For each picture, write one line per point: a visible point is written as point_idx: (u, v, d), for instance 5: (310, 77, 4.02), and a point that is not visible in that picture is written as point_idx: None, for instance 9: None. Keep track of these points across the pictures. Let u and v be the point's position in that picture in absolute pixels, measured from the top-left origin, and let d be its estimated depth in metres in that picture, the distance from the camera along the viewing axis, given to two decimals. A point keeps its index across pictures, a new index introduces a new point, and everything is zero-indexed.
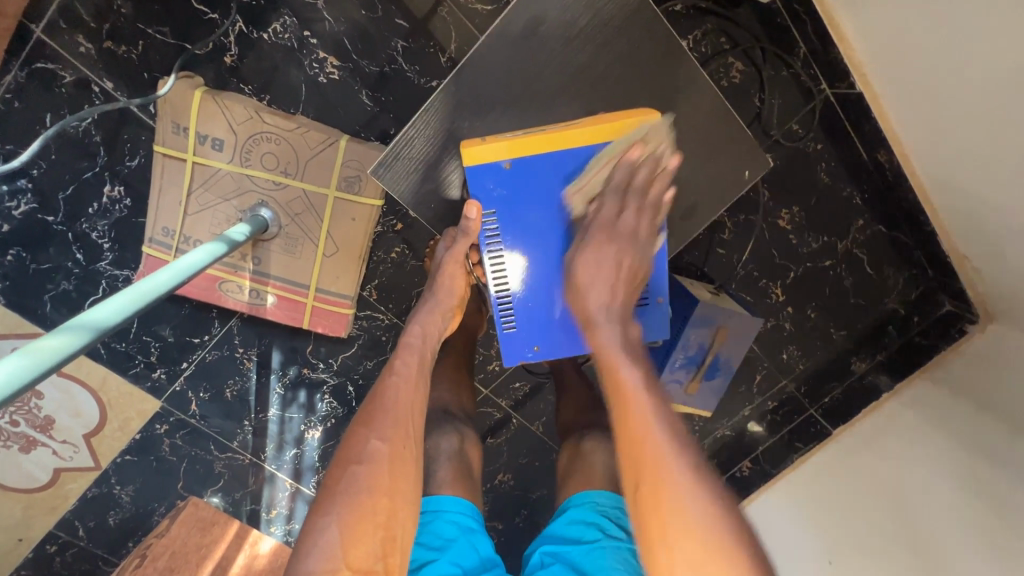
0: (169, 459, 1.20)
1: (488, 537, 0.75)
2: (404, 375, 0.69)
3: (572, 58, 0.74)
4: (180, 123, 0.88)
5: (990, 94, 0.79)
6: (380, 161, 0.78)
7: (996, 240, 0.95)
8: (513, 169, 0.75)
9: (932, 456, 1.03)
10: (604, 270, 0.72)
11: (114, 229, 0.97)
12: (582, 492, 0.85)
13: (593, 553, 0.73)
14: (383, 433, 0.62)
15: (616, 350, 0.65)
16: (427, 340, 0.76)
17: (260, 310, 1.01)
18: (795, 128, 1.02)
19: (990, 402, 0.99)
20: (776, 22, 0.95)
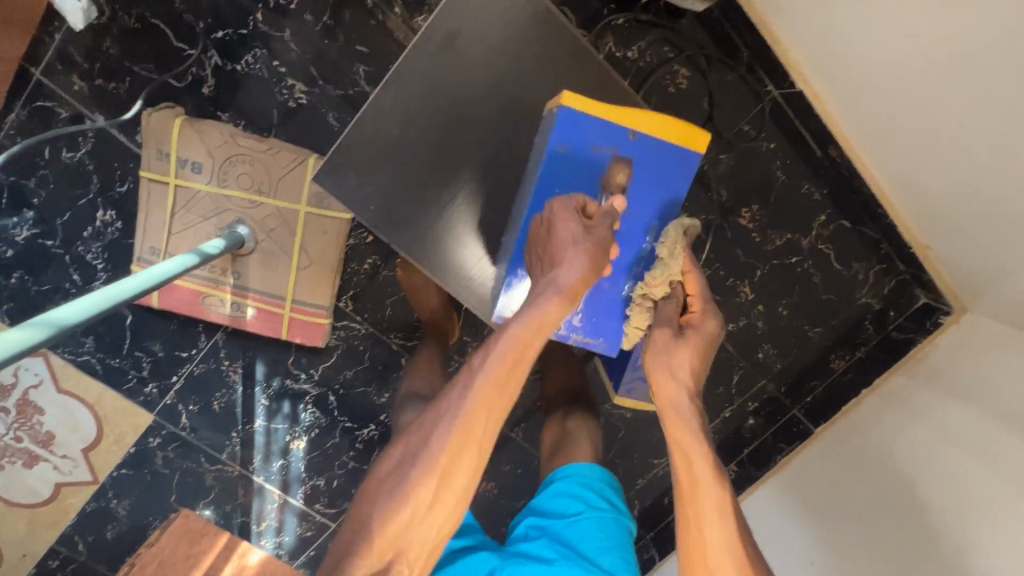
0: (162, 471, 1.24)
1: (466, 506, 0.82)
2: (491, 374, 0.58)
3: (509, 70, 0.80)
4: (163, 149, 0.96)
5: (924, 80, 0.82)
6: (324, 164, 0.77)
7: (954, 228, 0.97)
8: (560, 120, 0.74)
9: (915, 448, 1.02)
10: (690, 365, 0.71)
11: (107, 250, 1.04)
12: (573, 464, 0.83)
13: (578, 525, 0.73)
14: (438, 446, 0.56)
15: (697, 457, 0.67)
16: (535, 333, 0.61)
17: (241, 322, 1.07)
18: (746, 129, 1.05)
19: (969, 391, 0.98)
20: (718, 29, 1.00)
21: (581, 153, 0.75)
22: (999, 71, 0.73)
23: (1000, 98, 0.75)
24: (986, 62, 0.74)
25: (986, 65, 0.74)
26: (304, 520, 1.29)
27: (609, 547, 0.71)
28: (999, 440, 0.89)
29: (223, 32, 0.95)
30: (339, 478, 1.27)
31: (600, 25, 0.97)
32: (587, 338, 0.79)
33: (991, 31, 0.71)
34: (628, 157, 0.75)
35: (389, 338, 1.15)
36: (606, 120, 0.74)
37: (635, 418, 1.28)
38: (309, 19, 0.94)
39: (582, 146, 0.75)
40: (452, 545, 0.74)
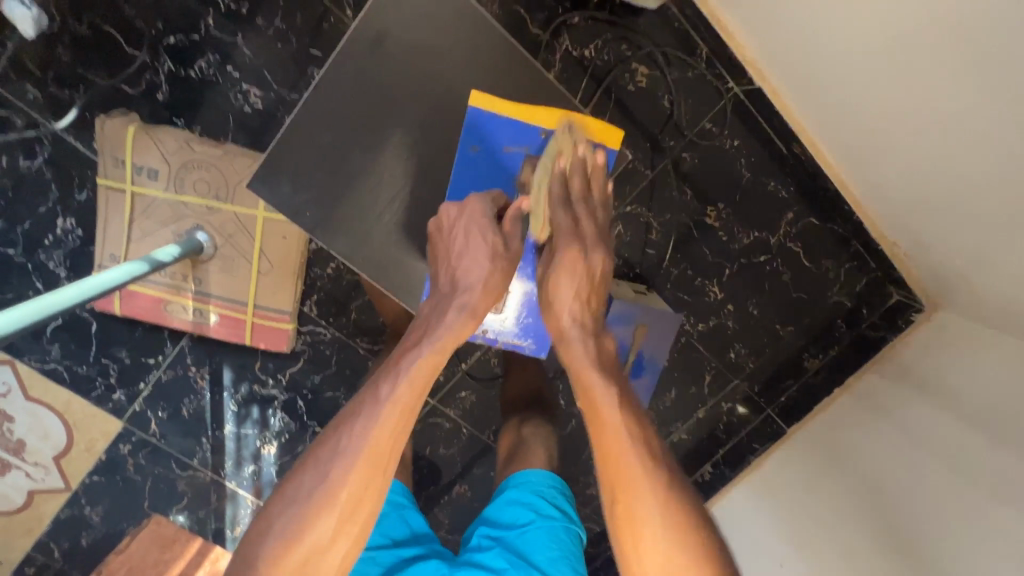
0: (134, 478, 1.24)
1: (419, 513, 0.77)
2: (398, 403, 0.59)
3: (455, 72, 0.79)
4: (119, 156, 0.96)
5: (873, 75, 0.81)
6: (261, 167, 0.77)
7: (917, 223, 0.96)
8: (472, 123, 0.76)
9: (882, 446, 1.01)
10: (579, 289, 0.67)
11: (69, 258, 1.04)
12: (529, 470, 0.79)
13: (528, 535, 0.69)
14: (341, 480, 0.56)
15: (603, 404, 0.61)
16: (438, 360, 0.62)
17: (204, 328, 1.07)
18: (708, 126, 1.04)
19: (940, 392, 0.97)
20: (675, 27, 0.98)
21: (495, 155, 0.77)
22: (941, 71, 0.72)
23: (944, 97, 0.73)
24: (927, 61, 0.72)
25: (927, 65, 0.72)
26: None
27: (557, 556, 0.68)
28: (967, 445, 0.88)
29: (175, 38, 0.94)
30: None
31: (555, 25, 0.97)
32: (515, 342, 0.83)
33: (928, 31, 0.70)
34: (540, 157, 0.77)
35: (356, 342, 1.15)
36: (517, 121, 0.76)
37: None
38: (261, 23, 0.94)
39: (496, 147, 0.77)
40: (402, 554, 0.69)
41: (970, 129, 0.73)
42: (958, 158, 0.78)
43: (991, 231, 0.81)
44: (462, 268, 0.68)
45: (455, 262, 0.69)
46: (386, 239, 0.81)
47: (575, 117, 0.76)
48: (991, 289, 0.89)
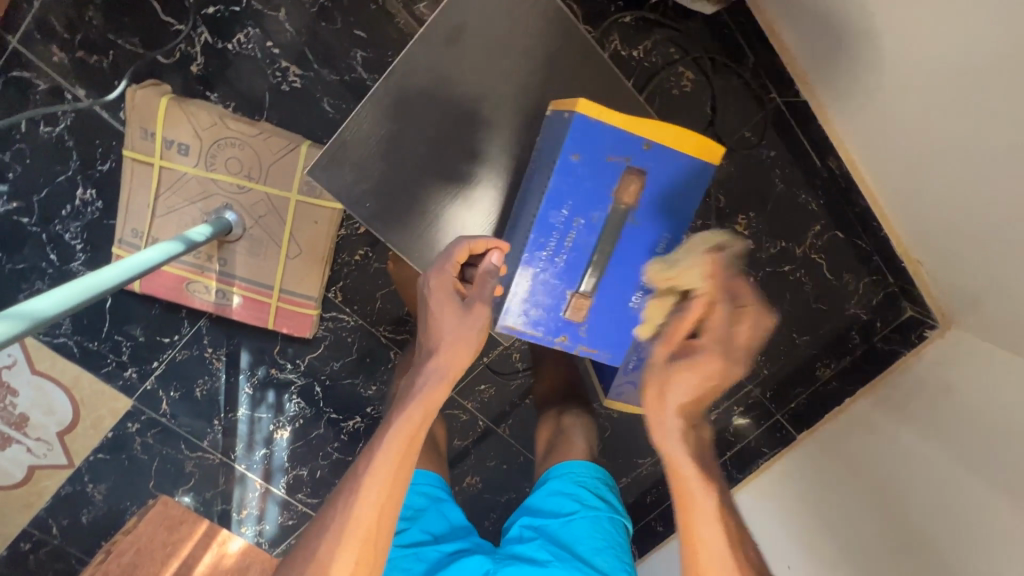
0: (140, 457, 1.22)
1: (459, 507, 0.77)
2: (379, 475, 0.58)
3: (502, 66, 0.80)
4: (148, 129, 0.92)
5: (926, 98, 0.81)
6: (322, 157, 0.79)
7: (947, 245, 0.97)
8: (576, 129, 0.71)
9: (897, 458, 1.03)
10: (686, 385, 0.59)
11: (87, 231, 1.01)
12: (563, 462, 0.79)
13: (573, 524, 0.69)
14: (328, 562, 0.54)
15: (694, 474, 0.59)
16: (422, 422, 0.61)
17: (226, 310, 1.04)
18: (747, 135, 1.04)
19: (954, 409, 0.99)
20: (725, 34, 0.99)
21: (592, 163, 0.73)
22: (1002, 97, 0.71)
23: (995, 124, 0.74)
24: (987, 88, 0.72)
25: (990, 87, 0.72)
26: (286, 509, 1.28)
27: (603, 546, 0.68)
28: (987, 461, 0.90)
29: (215, 8, 0.91)
30: (323, 469, 1.25)
31: (606, 22, 0.96)
32: (591, 349, 0.78)
33: (991, 53, 0.69)
34: (637, 168, 0.74)
35: (379, 331, 1.14)
36: (619, 130, 0.72)
37: (622, 418, 1.28)
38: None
39: (596, 156, 0.73)
40: (446, 550, 0.69)
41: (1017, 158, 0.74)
42: (1001, 188, 0.79)
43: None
44: (436, 335, 0.66)
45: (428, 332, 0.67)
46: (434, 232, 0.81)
47: (678, 134, 0.73)
48: (1007, 313, 0.92)
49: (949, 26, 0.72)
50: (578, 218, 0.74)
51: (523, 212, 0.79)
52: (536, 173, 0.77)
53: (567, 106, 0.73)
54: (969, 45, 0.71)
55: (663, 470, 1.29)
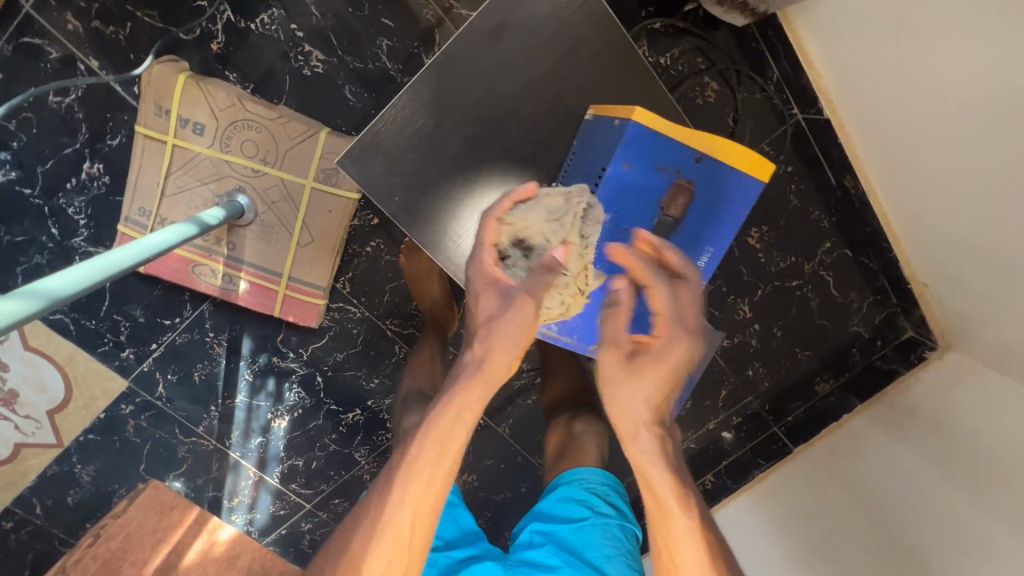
0: (132, 440, 1.19)
1: (469, 512, 0.77)
2: (416, 474, 0.57)
3: (533, 65, 0.79)
4: (163, 105, 0.90)
5: (952, 129, 0.81)
6: (348, 150, 0.78)
7: (956, 270, 0.98)
8: (627, 140, 0.71)
9: (895, 474, 1.04)
10: (641, 387, 0.58)
11: (91, 206, 0.98)
12: (571, 469, 0.80)
13: (584, 531, 0.69)
14: (360, 561, 0.55)
15: (656, 471, 0.57)
16: (455, 424, 0.58)
17: (231, 295, 1.02)
18: (767, 149, 1.04)
19: (951, 429, 1.01)
20: (752, 46, 0.99)
21: (642, 171, 0.73)
22: None
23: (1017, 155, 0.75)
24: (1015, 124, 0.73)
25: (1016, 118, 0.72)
26: (278, 499, 1.26)
27: (614, 554, 0.68)
28: (984, 482, 0.91)
29: None
30: (318, 460, 1.24)
31: (634, 28, 0.96)
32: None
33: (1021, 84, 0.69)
34: (687, 180, 0.74)
35: (385, 324, 1.12)
36: (672, 141, 0.72)
37: None
38: None
39: (645, 166, 0.73)
40: (457, 558, 0.68)
41: None
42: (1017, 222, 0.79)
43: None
44: (476, 328, 0.64)
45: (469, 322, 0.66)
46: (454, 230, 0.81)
47: (731, 147, 0.73)
48: (1008, 340, 0.93)
49: (980, 58, 0.72)
50: (623, 226, 0.75)
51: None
52: (583, 172, 0.78)
53: (619, 115, 0.72)
54: (1003, 80, 0.71)
55: None
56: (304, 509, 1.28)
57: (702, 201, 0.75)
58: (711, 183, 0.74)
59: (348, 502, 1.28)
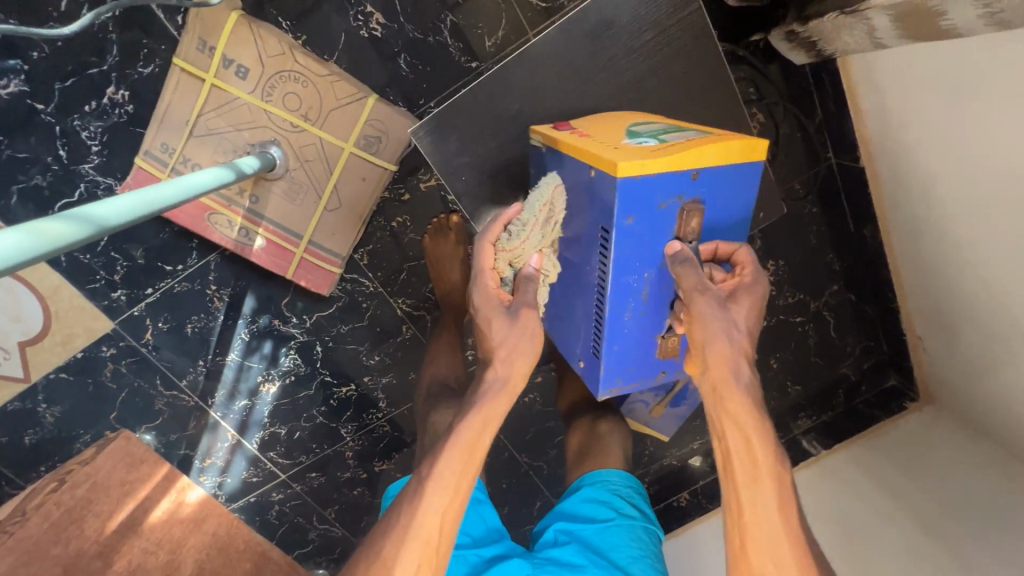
0: (108, 385, 1.12)
1: (496, 511, 0.79)
2: (442, 481, 0.58)
3: (601, 69, 0.80)
4: (208, 42, 0.86)
5: (973, 197, 0.82)
6: (419, 124, 0.80)
7: (953, 331, 0.99)
8: (624, 193, 0.62)
9: (868, 508, 1.03)
10: (733, 341, 0.62)
11: (108, 133, 0.92)
12: (595, 471, 0.85)
13: (609, 532, 0.75)
14: (395, 565, 0.55)
15: (747, 419, 0.60)
16: (482, 433, 0.61)
17: (246, 250, 0.98)
18: (797, 188, 1.08)
19: (926, 476, 1.02)
20: (802, 85, 1.02)
21: (643, 216, 0.65)
22: None
23: None
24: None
25: None
26: (254, 465, 1.22)
27: (638, 556, 0.72)
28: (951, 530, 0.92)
29: None
30: (302, 431, 1.20)
31: None
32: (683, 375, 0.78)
33: None
34: (692, 202, 0.66)
35: (396, 302, 1.10)
36: (663, 173, 0.63)
37: None
38: None
39: (647, 209, 0.65)
40: (485, 555, 0.71)
41: None
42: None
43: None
44: (492, 350, 0.66)
45: (481, 345, 0.68)
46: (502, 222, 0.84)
47: (729, 147, 0.65)
48: (985, 402, 0.99)
49: (1017, 137, 0.72)
50: (646, 271, 0.69)
51: (580, 264, 0.74)
52: (585, 226, 0.71)
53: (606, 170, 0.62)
54: (1018, 160, 0.73)
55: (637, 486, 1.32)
56: (277, 479, 1.23)
57: (713, 214, 0.69)
58: (715, 195, 0.67)
59: (324, 477, 1.25)
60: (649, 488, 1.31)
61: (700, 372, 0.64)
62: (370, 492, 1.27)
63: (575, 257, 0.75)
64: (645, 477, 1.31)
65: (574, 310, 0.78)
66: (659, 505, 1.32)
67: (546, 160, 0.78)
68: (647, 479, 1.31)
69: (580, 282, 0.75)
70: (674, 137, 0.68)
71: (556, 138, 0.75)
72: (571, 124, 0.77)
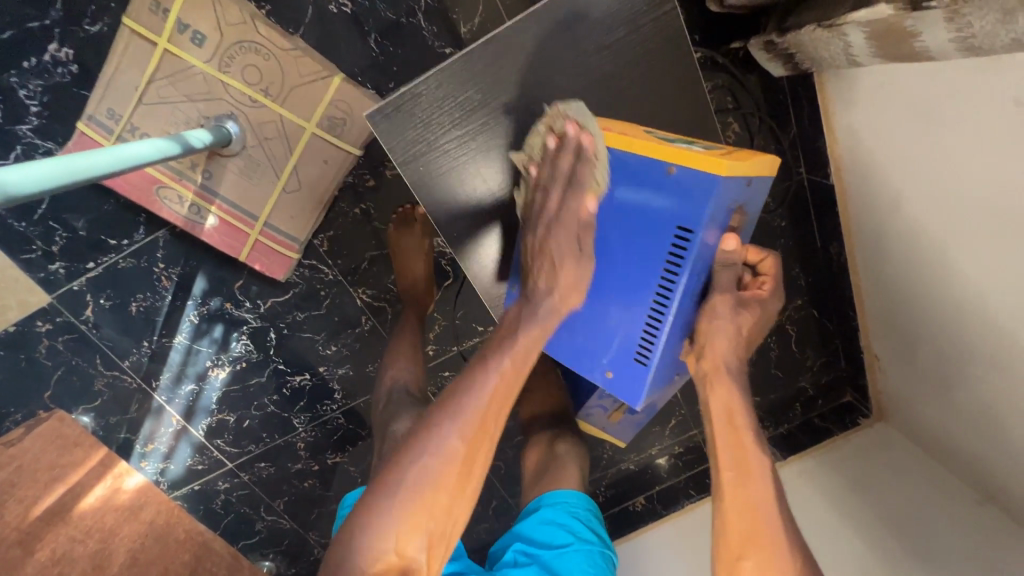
0: (42, 362, 1.06)
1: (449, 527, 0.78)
2: (505, 373, 0.63)
3: (576, 64, 0.78)
4: (161, 3, 0.82)
5: (950, 220, 0.80)
6: (379, 107, 0.75)
7: (910, 353, 1.01)
8: (712, 196, 0.61)
9: (829, 525, 1.02)
10: (733, 336, 0.67)
11: (48, 93, 0.85)
12: (557, 490, 0.84)
13: (567, 557, 0.73)
14: (443, 447, 0.57)
15: (737, 404, 0.67)
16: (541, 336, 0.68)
17: (196, 228, 0.94)
18: (767, 200, 1.09)
19: (880, 495, 1.02)
20: (778, 98, 1.02)
21: (718, 218, 0.63)
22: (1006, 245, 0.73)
23: (996, 265, 0.76)
24: (1016, 228, 0.71)
25: (1001, 233, 0.73)
26: (199, 452, 1.17)
27: None
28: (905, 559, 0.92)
29: None
30: (252, 419, 1.16)
31: None
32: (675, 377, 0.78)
33: (1006, 202, 0.71)
34: (743, 207, 0.66)
35: (356, 292, 1.06)
36: (738, 177, 0.62)
37: None
38: None
39: (718, 214, 0.63)
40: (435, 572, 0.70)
41: (1003, 301, 0.77)
42: (1003, 324, 0.78)
43: (999, 395, 0.84)
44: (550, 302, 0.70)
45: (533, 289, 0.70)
46: (454, 214, 0.82)
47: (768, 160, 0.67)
48: (937, 424, 1.00)
49: (982, 166, 0.72)
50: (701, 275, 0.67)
51: (617, 267, 0.70)
52: (639, 226, 0.67)
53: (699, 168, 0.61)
54: (981, 188, 0.73)
55: (593, 489, 1.31)
56: (224, 468, 1.19)
57: (747, 224, 0.70)
58: (754, 206, 0.69)
59: (274, 467, 1.20)
60: (606, 491, 1.31)
61: (694, 362, 0.70)
62: (322, 485, 1.23)
63: (607, 259, 0.71)
64: (602, 481, 1.31)
65: (598, 318, 0.73)
66: (615, 509, 1.31)
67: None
68: (604, 482, 1.31)
69: (616, 286, 0.70)
70: (709, 143, 0.68)
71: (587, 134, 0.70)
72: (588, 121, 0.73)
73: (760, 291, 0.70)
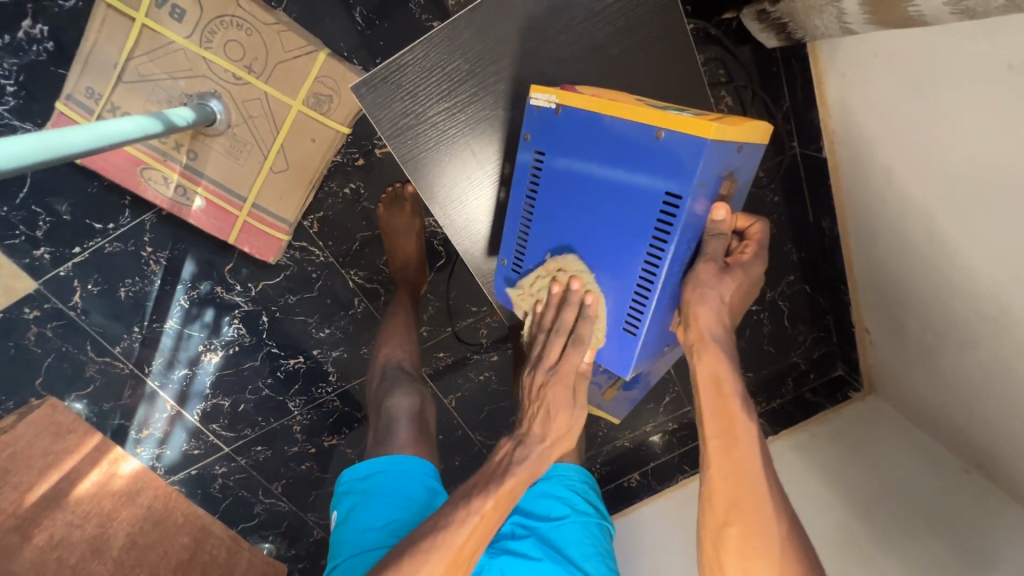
0: (31, 349, 1.04)
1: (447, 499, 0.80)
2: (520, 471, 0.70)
3: (565, 34, 0.76)
4: None
5: (945, 191, 0.79)
6: (364, 80, 0.77)
7: (901, 326, 1.01)
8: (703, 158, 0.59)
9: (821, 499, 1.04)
10: (716, 305, 0.65)
11: (25, 72, 0.83)
12: (557, 465, 0.85)
13: (564, 529, 0.75)
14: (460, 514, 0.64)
15: (724, 372, 0.65)
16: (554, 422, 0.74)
17: (182, 210, 0.93)
18: (760, 175, 1.09)
19: (873, 468, 1.04)
20: (771, 70, 1.01)
21: (709, 184, 0.62)
22: (996, 215, 0.73)
23: (986, 235, 0.76)
24: (1007, 199, 0.70)
25: (990, 202, 0.73)
26: (194, 437, 1.17)
27: (592, 552, 0.74)
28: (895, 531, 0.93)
29: None
30: (247, 403, 1.16)
31: None
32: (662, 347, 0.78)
33: (999, 171, 0.70)
34: (733, 175, 0.65)
35: (348, 273, 1.05)
36: (727, 141, 0.61)
37: None
38: None
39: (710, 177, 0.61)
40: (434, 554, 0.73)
41: (993, 272, 0.77)
42: (994, 294, 0.78)
43: (988, 365, 0.84)
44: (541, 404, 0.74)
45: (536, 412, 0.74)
46: (437, 189, 0.82)
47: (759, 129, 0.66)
48: (927, 396, 1.02)
49: (972, 133, 0.72)
50: (689, 244, 0.65)
51: (608, 240, 0.68)
52: (627, 194, 0.66)
53: (690, 128, 0.59)
54: (971, 156, 0.73)
55: (589, 466, 1.33)
56: (220, 452, 1.19)
57: (737, 194, 0.69)
58: (743, 176, 0.68)
59: (270, 451, 1.21)
60: (602, 468, 1.33)
61: (683, 331, 0.69)
62: (319, 467, 1.24)
63: (601, 232, 0.69)
64: (598, 457, 1.32)
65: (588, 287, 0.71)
66: (611, 485, 1.33)
67: (552, 125, 0.71)
68: (599, 459, 1.32)
69: (606, 254, 0.69)
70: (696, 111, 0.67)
71: (572, 102, 0.68)
72: (576, 89, 0.71)
73: (742, 255, 0.70)
